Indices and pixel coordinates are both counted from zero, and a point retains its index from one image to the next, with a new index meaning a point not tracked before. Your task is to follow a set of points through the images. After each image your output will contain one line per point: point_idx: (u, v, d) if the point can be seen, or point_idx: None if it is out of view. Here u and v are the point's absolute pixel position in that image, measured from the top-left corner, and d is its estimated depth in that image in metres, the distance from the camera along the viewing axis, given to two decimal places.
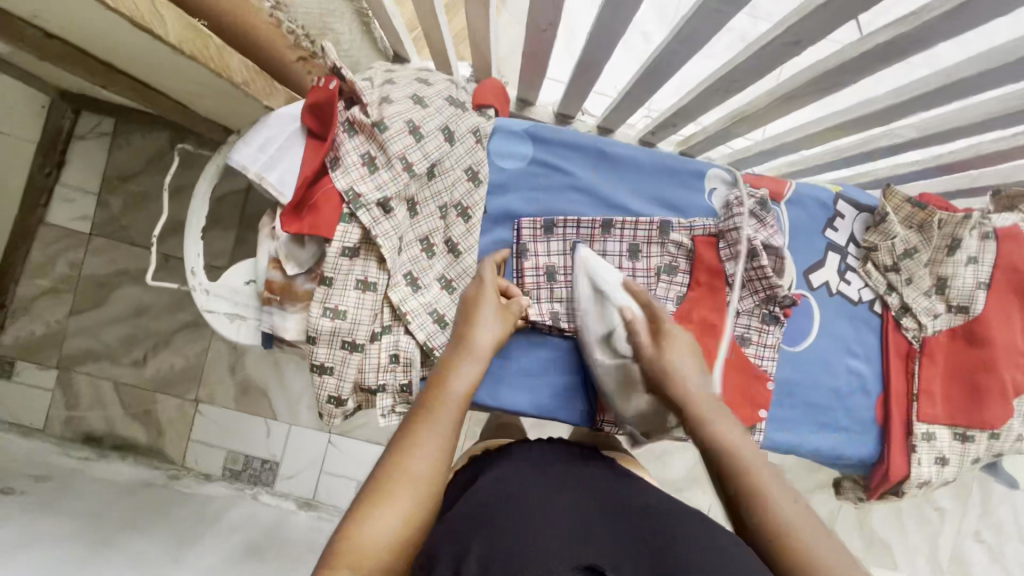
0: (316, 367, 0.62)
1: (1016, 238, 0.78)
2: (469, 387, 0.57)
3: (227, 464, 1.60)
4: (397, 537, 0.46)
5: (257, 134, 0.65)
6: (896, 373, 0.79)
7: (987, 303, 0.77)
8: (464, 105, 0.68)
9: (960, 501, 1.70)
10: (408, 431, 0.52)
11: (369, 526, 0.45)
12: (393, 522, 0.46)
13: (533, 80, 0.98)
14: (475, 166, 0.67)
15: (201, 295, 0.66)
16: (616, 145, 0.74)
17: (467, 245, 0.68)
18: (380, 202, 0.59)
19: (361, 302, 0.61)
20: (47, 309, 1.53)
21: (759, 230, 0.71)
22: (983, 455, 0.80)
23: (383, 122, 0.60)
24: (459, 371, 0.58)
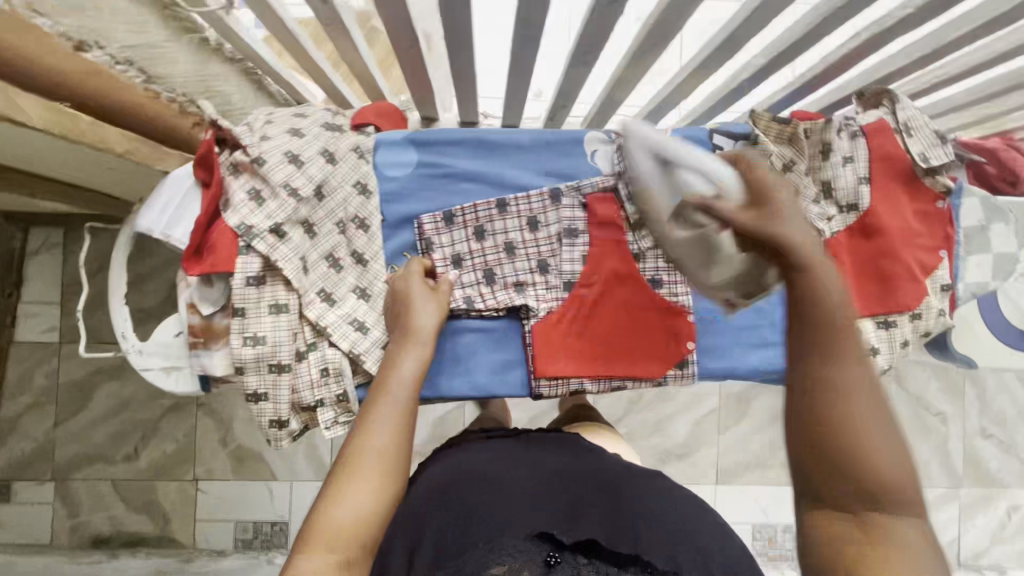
0: (251, 396, 0.66)
1: (884, 130, 0.83)
2: (415, 374, 0.61)
3: (238, 535, 1.60)
4: (361, 517, 0.49)
5: (156, 198, 0.70)
6: None
7: (872, 196, 0.83)
8: (341, 127, 0.74)
9: (957, 402, 1.72)
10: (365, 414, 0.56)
11: (342, 505, 0.49)
12: (355, 504, 0.49)
13: (425, 99, 1.04)
14: (363, 179, 0.73)
15: (135, 356, 0.70)
16: (494, 131, 0.79)
17: (372, 253, 0.73)
18: (273, 229, 0.64)
19: (278, 325, 0.65)
20: (33, 424, 1.56)
21: None
22: (911, 337, 0.84)
23: (261, 157, 0.65)
24: (403, 359, 0.62)
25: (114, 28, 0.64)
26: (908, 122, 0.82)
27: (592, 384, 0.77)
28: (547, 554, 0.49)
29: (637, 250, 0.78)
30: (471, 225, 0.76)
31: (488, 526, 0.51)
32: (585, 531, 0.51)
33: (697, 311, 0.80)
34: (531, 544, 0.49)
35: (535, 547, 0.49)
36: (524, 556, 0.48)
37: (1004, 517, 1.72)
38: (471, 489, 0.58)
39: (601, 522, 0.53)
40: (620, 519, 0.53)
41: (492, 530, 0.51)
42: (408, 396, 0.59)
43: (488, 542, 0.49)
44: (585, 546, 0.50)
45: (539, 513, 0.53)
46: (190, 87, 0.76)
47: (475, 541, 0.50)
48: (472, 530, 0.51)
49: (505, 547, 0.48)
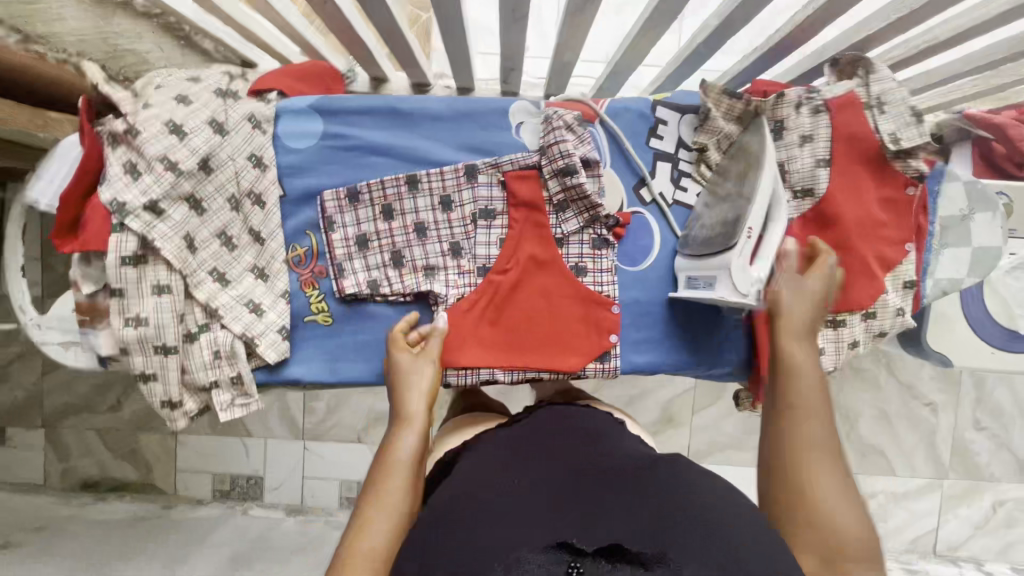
0: (139, 376, 0.65)
1: (850, 105, 0.73)
2: (411, 459, 0.56)
3: (215, 486, 1.67)
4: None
5: (48, 168, 0.67)
6: None
7: (831, 180, 0.73)
8: (237, 94, 0.68)
9: (951, 392, 1.64)
10: (364, 503, 0.53)
11: None
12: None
13: (365, 58, 0.96)
14: (258, 151, 0.68)
15: (35, 330, 0.69)
16: (410, 101, 0.73)
17: (270, 231, 0.69)
18: (148, 206, 0.60)
19: (160, 306, 0.62)
20: (20, 373, 1.61)
21: (579, 146, 0.71)
22: (864, 338, 0.77)
23: (137, 128, 0.61)
24: (399, 441, 0.58)
25: None
26: (882, 96, 0.72)
27: (505, 375, 0.73)
28: (568, 565, 0.42)
29: (559, 235, 0.73)
30: (377, 204, 0.71)
31: (500, 534, 0.44)
32: (601, 536, 0.44)
33: (624, 302, 0.75)
34: (551, 555, 0.42)
35: (555, 557, 0.41)
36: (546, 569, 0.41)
37: (988, 511, 1.66)
38: (480, 494, 0.50)
39: (623, 527, 0.45)
40: (642, 523, 0.45)
41: (503, 544, 0.43)
42: (407, 475, 0.55)
43: (504, 562, 0.41)
44: (607, 551, 0.42)
45: (559, 516, 0.46)
46: (89, 46, 0.75)
47: (489, 557, 0.42)
48: (481, 543, 0.44)
49: (521, 562, 0.41)
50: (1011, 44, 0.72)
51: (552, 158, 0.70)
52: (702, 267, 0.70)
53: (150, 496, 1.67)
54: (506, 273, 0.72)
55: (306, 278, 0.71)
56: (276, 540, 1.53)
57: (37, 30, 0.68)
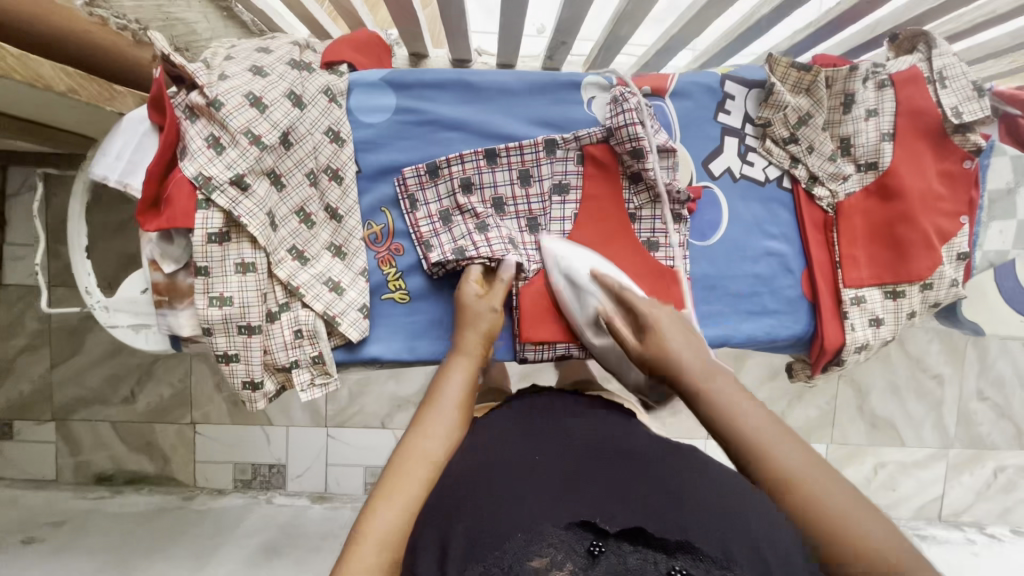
0: (221, 357, 0.63)
1: (915, 80, 0.75)
2: (464, 387, 0.60)
3: (236, 476, 1.64)
4: (400, 523, 0.47)
5: (111, 143, 0.64)
6: (816, 245, 0.78)
7: (894, 154, 0.75)
8: (310, 66, 0.66)
9: (957, 364, 1.71)
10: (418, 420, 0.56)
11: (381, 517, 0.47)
12: (397, 510, 0.48)
13: (412, 32, 0.94)
14: (334, 126, 0.67)
15: (101, 312, 0.67)
16: (483, 73, 0.72)
17: (346, 208, 0.68)
18: (234, 181, 0.58)
19: (244, 284, 0.61)
20: (28, 366, 1.55)
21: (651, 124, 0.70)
22: (919, 308, 0.80)
23: (218, 99, 0.58)
24: (453, 372, 0.61)
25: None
26: (943, 71, 0.74)
27: (580, 350, 0.74)
28: (590, 544, 0.42)
29: (631, 210, 0.74)
30: (456, 179, 0.70)
31: (517, 511, 0.46)
32: (624, 518, 0.44)
33: (694, 276, 0.77)
34: (573, 533, 0.43)
35: (576, 535, 0.43)
36: (567, 546, 0.41)
37: (989, 477, 1.74)
38: (505, 469, 0.52)
39: (635, 499, 0.47)
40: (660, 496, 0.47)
41: (527, 517, 0.45)
42: (456, 405, 0.58)
43: (526, 532, 0.43)
44: (629, 533, 0.42)
45: (589, 496, 0.47)
46: (145, 13, 0.70)
47: (511, 531, 0.44)
48: (503, 516, 0.46)
49: (546, 537, 0.43)
50: None
51: (620, 140, 0.70)
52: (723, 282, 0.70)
53: (169, 488, 1.64)
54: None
55: (383, 256, 0.70)
56: (306, 526, 1.53)
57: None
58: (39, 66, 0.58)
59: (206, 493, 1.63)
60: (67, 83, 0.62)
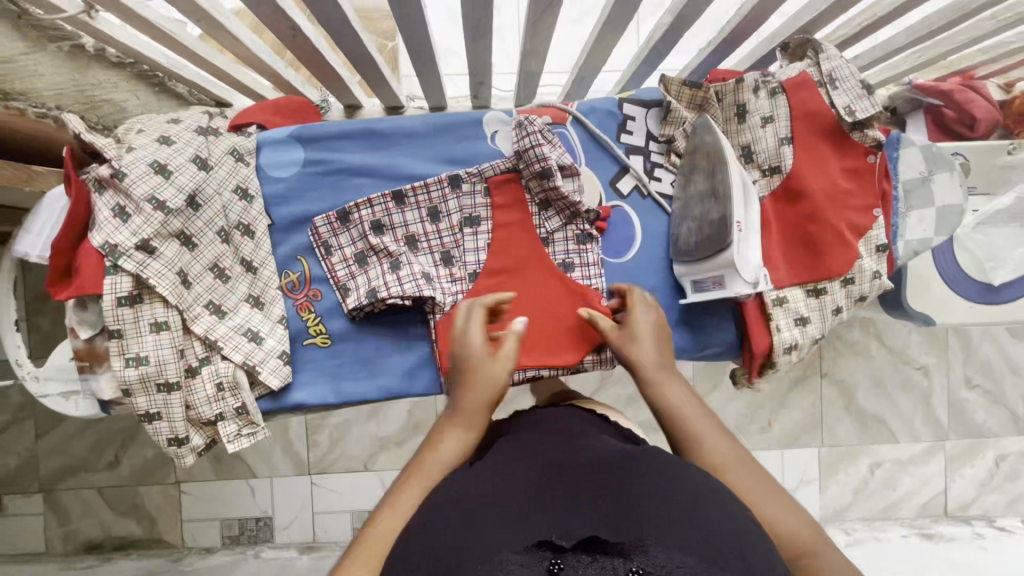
0: (144, 417, 0.65)
1: (806, 84, 0.77)
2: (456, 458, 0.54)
3: (224, 532, 1.63)
4: None
5: (35, 220, 0.68)
6: None
7: (795, 156, 0.77)
8: (217, 130, 0.70)
9: (940, 354, 1.69)
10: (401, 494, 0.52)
11: None
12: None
13: (337, 86, 0.99)
14: (243, 183, 0.70)
15: (33, 382, 0.69)
16: (386, 121, 0.75)
17: (261, 259, 0.71)
18: (140, 246, 0.61)
19: (159, 343, 0.63)
20: (14, 440, 1.58)
21: (552, 150, 0.72)
22: (846, 304, 0.80)
23: (122, 170, 0.62)
24: (443, 442, 0.55)
25: None
26: (832, 73, 0.76)
27: None
28: (549, 563, 0.40)
29: (544, 233, 0.75)
30: (367, 222, 0.72)
31: (474, 535, 0.42)
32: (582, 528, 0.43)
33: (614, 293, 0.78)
34: (529, 556, 0.40)
35: (534, 557, 0.40)
36: (529, 564, 0.39)
37: (991, 467, 1.70)
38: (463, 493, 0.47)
39: (600, 512, 0.44)
40: (630, 506, 0.44)
41: (484, 541, 0.41)
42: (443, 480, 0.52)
43: (483, 560, 0.40)
44: (587, 543, 0.41)
45: (546, 512, 0.44)
46: (67, 99, 0.76)
47: (469, 559, 0.40)
48: (466, 544, 0.41)
49: (502, 564, 0.39)
50: (945, 14, 0.79)
51: (529, 162, 0.72)
52: (704, 270, 0.72)
53: (157, 551, 1.62)
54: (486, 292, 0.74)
55: (301, 303, 0.72)
56: None
57: (15, 88, 0.68)
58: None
59: (195, 552, 1.61)
60: None
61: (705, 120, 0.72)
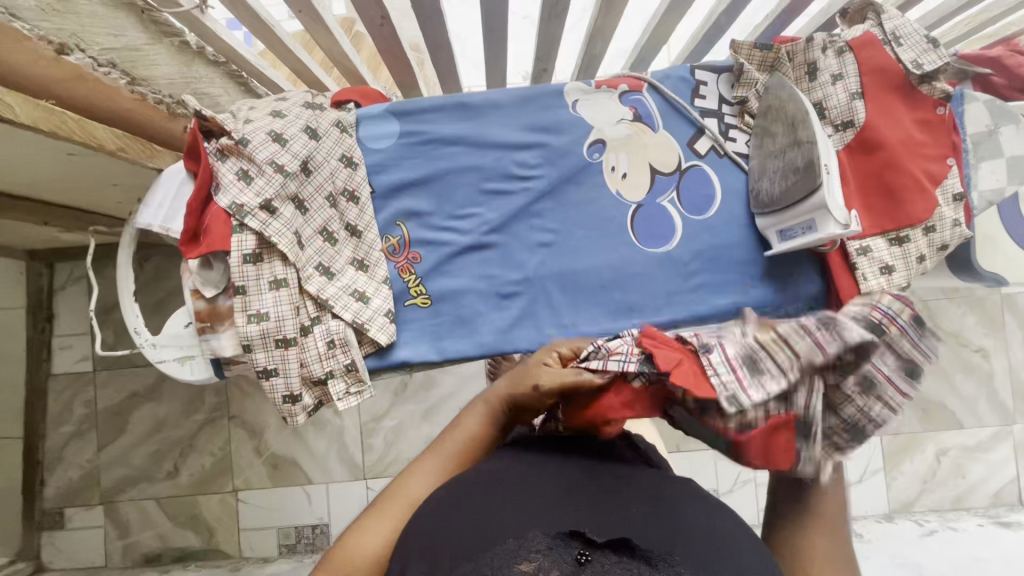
0: (261, 373, 0.67)
1: (871, 43, 0.80)
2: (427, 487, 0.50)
3: (281, 541, 1.61)
4: None
5: (154, 194, 0.72)
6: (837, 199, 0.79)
7: (868, 110, 0.80)
8: (321, 105, 0.75)
9: (999, 335, 1.66)
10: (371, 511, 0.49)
11: None
12: None
13: (407, 81, 1.04)
14: (347, 152, 0.74)
15: (150, 349, 0.72)
16: (473, 95, 0.80)
17: (364, 224, 0.75)
18: (263, 205, 0.65)
19: (278, 300, 0.66)
20: (77, 451, 1.60)
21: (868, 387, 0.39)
22: (931, 252, 0.80)
23: (245, 137, 0.66)
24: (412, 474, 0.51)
25: (92, 28, 0.65)
26: (895, 32, 0.79)
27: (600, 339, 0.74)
28: (578, 554, 0.38)
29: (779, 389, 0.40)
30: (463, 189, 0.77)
31: (500, 519, 0.41)
32: (612, 528, 0.40)
33: (698, 250, 0.80)
34: (560, 542, 0.39)
35: (565, 549, 0.38)
36: (554, 553, 0.38)
37: None
38: (486, 487, 0.45)
39: (629, 512, 0.42)
40: (661, 517, 0.41)
41: (509, 527, 0.40)
42: (405, 509, 0.48)
43: (513, 539, 0.39)
44: (616, 543, 0.38)
45: (572, 510, 0.42)
46: (177, 87, 0.82)
47: (494, 539, 0.39)
48: (481, 527, 0.41)
49: (532, 543, 0.38)
50: None
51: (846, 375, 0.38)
52: (792, 218, 0.74)
53: (215, 562, 1.61)
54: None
55: (402, 265, 0.75)
56: None
57: (139, 74, 0.74)
58: (9, 99, 0.59)
59: (252, 562, 1.60)
60: (116, 143, 0.74)
61: (780, 77, 0.75)
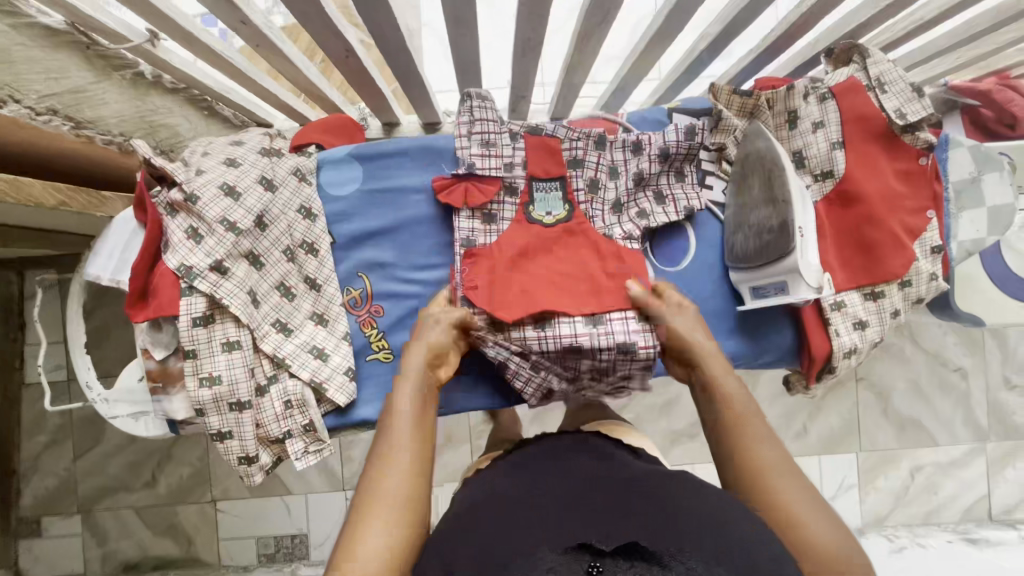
0: (216, 435, 0.65)
1: (854, 89, 0.77)
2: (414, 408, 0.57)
3: (260, 551, 1.62)
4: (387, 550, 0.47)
5: (103, 245, 0.69)
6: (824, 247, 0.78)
7: (847, 160, 0.77)
8: (279, 151, 0.71)
9: (978, 356, 1.66)
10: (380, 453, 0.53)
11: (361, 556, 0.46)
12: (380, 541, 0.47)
13: (380, 105, 1.00)
14: (306, 203, 0.71)
15: (102, 404, 0.70)
16: (440, 138, 0.77)
17: (325, 276, 0.72)
18: (213, 266, 0.63)
19: (231, 363, 0.63)
20: (51, 461, 1.55)
21: None
22: (904, 307, 0.79)
23: (195, 194, 0.63)
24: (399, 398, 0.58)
25: (28, 76, 0.61)
26: (880, 78, 0.76)
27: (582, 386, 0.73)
28: (589, 565, 0.39)
29: None
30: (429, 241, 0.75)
31: (515, 535, 0.43)
32: (619, 534, 0.42)
33: None
34: (571, 556, 0.40)
35: (575, 558, 0.39)
36: (566, 566, 0.39)
37: None
38: (503, 504, 0.48)
39: (634, 517, 0.44)
40: (661, 517, 0.44)
41: (524, 541, 0.42)
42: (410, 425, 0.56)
43: (527, 557, 0.40)
44: (625, 548, 0.40)
45: (587, 521, 0.44)
46: (129, 125, 0.78)
47: (510, 557, 0.41)
48: (504, 542, 0.42)
49: (543, 562, 0.39)
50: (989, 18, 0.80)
51: None
52: (763, 277, 0.72)
53: (194, 570, 1.61)
54: (573, 239, 0.75)
55: (363, 319, 0.73)
56: None
57: (86, 116, 0.71)
58: None
59: (231, 571, 1.60)
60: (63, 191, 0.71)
61: (758, 126, 0.73)
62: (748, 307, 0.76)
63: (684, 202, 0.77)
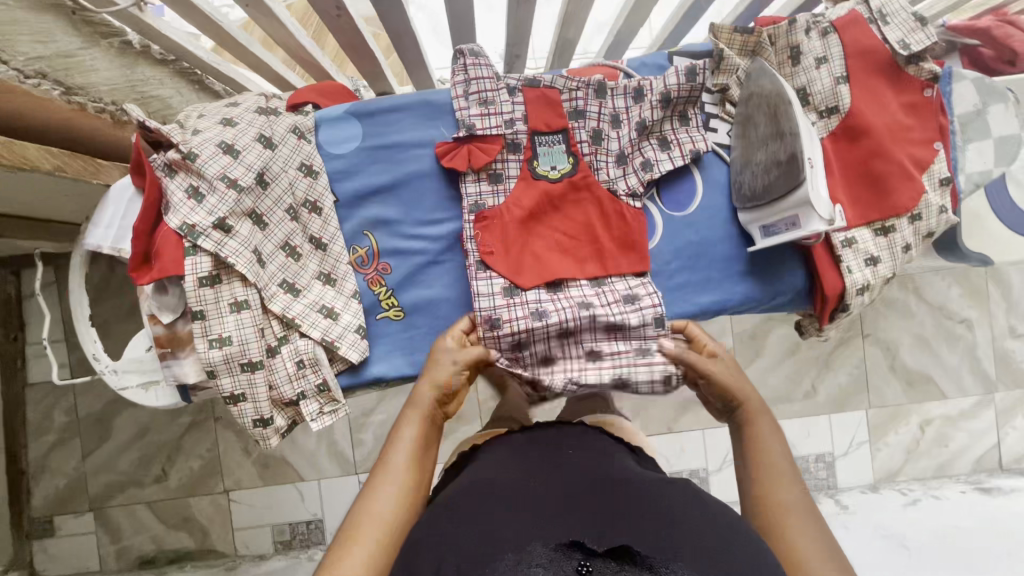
0: (229, 398, 0.64)
1: (855, 22, 0.76)
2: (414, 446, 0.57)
3: (275, 538, 1.61)
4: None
5: (102, 213, 0.67)
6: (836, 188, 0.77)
7: (853, 95, 0.76)
8: (276, 110, 0.70)
9: (982, 306, 1.66)
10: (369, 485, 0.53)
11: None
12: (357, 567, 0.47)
13: (374, 71, 0.99)
14: (306, 160, 0.70)
15: (111, 376, 0.69)
16: (439, 92, 0.75)
17: (329, 236, 0.71)
18: (217, 225, 0.62)
19: (241, 322, 0.63)
20: (60, 460, 1.54)
21: None
22: (915, 242, 0.78)
23: (193, 151, 0.62)
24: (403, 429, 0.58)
25: (14, 36, 0.60)
26: (882, 10, 0.76)
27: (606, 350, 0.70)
28: (578, 563, 0.39)
29: None
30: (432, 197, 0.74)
31: (506, 529, 0.42)
32: (613, 537, 0.41)
33: (679, 247, 0.78)
34: (562, 553, 0.39)
35: (567, 556, 0.39)
36: (555, 565, 0.38)
37: None
38: (492, 494, 0.47)
39: (631, 520, 0.43)
40: (656, 523, 0.43)
41: (513, 536, 0.41)
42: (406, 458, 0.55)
43: (515, 551, 0.40)
44: (618, 551, 0.39)
45: (578, 524, 0.43)
46: (120, 93, 0.77)
47: (498, 549, 0.40)
48: (490, 532, 0.42)
49: (533, 556, 0.39)
50: None
51: None
52: (774, 214, 0.72)
53: (211, 562, 1.60)
54: (578, 195, 0.75)
55: (371, 278, 0.72)
56: None
57: (75, 82, 0.69)
58: None
59: (248, 560, 1.60)
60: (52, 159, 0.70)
61: (763, 64, 0.73)
62: (759, 247, 0.75)
63: (689, 145, 0.76)
